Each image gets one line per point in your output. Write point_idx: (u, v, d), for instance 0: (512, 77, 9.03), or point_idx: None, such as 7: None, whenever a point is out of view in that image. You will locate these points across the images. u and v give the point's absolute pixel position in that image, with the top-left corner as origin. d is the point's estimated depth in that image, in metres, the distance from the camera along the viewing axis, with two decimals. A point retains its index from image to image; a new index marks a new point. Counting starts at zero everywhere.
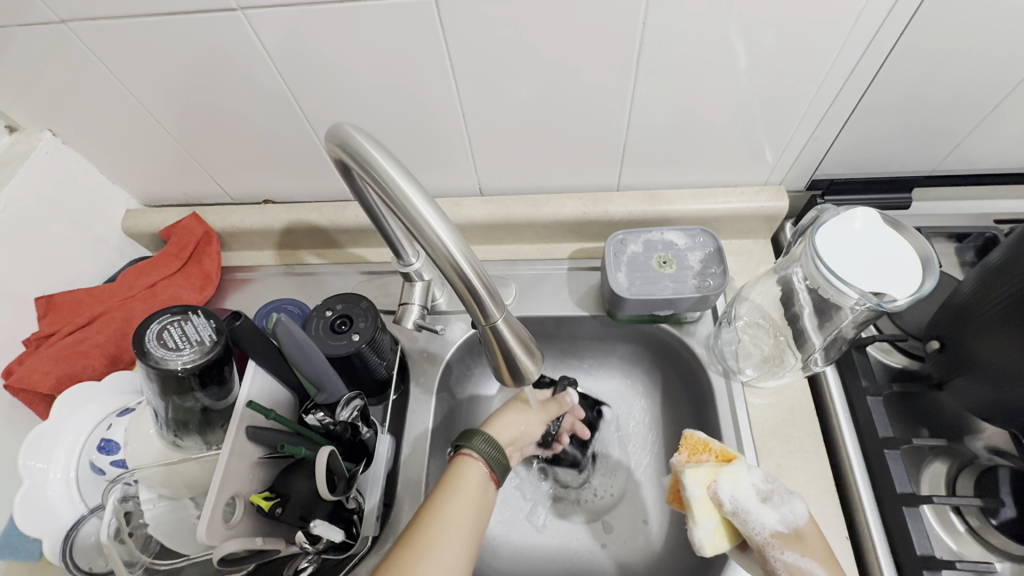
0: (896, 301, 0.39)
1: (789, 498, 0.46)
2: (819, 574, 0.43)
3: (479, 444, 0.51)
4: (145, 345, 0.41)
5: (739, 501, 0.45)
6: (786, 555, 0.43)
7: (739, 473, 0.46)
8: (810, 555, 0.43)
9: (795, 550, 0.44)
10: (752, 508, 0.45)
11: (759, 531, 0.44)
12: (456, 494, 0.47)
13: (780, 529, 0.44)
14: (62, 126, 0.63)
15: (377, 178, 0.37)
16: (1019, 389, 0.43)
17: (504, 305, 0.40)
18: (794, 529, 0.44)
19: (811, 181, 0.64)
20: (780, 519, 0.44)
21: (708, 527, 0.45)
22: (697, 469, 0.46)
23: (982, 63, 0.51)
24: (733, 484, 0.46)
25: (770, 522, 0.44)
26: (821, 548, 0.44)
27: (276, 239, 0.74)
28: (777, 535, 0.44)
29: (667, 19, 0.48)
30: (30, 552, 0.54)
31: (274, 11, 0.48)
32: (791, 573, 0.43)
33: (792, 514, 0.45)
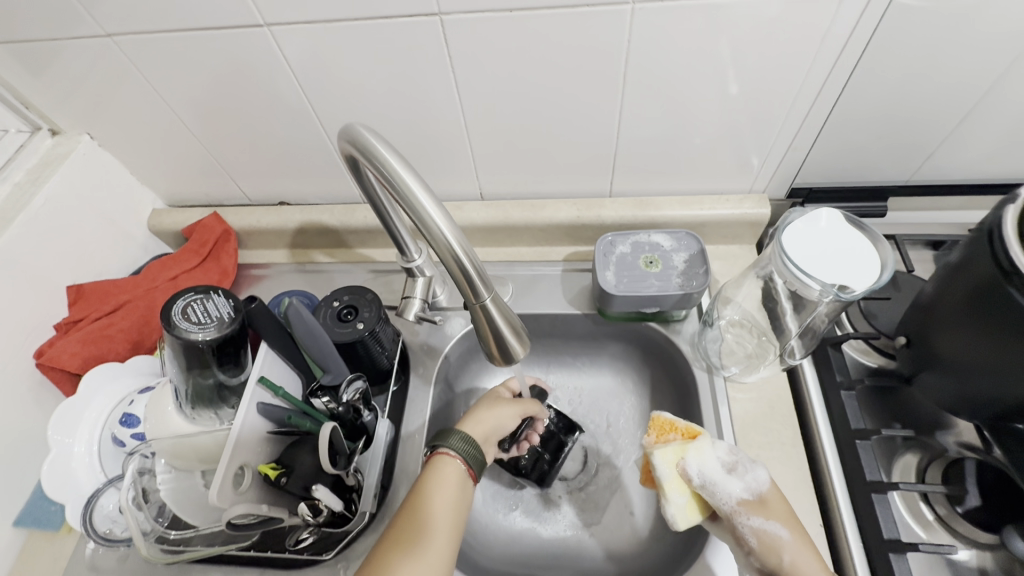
0: (852, 292, 0.43)
1: (751, 467, 0.49)
2: (783, 533, 0.46)
3: (455, 442, 0.52)
4: (171, 319, 0.46)
5: (706, 475, 0.48)
6: (752, 520, 0.46)
7: (704, 448, 0.49)
8: (774, 517, 0.47)
9: (760, 514, 0.47)
10: (718, 479, 0.48)
11: (725, 501, 0.47)
12: (436, 497, 0.48)
13: (746, 496, 0.47)
14: (99, 130, 0.69)
15: (384, 172, 0.41)
16: (981, 383, 0.46)
17: (493, 287, 0.43)
18: (758, 496, 0.48)
19: (791, 189, 0.69)
20: (745, 488, 0.48)
21: (679, 502, 0.48)
22: (664, 449, 0.49)
23: (941, 80, 0.55)
24: (700, 460, 0.49)
25: (735, 492, 0.48)
26: (783, 511, 0.48)
27: (289, 238, 0.79)
28: (743, 503, 0.47)
29: (651, 38, 0.52)
30: (53, 520, 0.59)
31: (296, 27, 0.54)
32: (759, 536, 0.46)
33: (756, 481, 0.48)
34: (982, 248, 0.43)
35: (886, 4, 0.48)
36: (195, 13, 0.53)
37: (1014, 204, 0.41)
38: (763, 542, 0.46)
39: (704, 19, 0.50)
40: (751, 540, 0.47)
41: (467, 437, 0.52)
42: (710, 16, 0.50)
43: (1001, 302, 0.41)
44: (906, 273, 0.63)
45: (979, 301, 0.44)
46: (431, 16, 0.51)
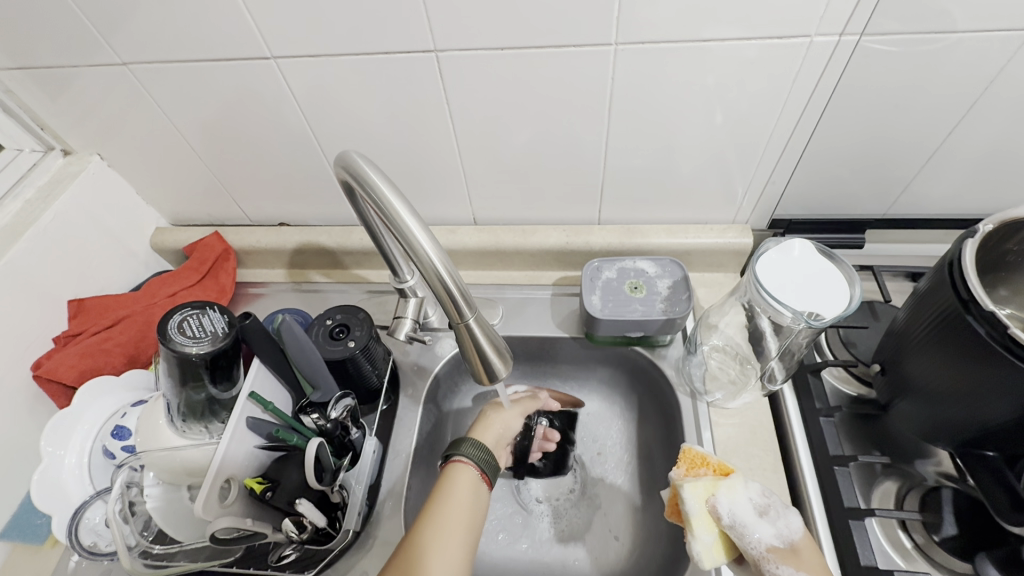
0: (821, 319, 0.46)
1: (784, 513, 0.46)
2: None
3: (469, 450, 0.56)
4: (167, 332, 0.47)
5: (736, 515, 0.46)
6: (781, 568, 0.43)
7: (736, 487, 0.48)
8: (806, 569, 0.43)
9: (791, 563, 0.43)
10: (748, 521, 0.45)
11: (754, 545, 0.45)
12: (448, 502, 0.50)
13: (776, 542, 0.45)
14: (109, 151, 0.72)
15: (375, 197, 0.43)
16: (952, 409, 0.47)
17: (477, 307, 0.45)
18: (789, 544, 0.45)
19: (772, 221, 0.72)
20: (775, 533, 0.45)
21: (706, 540, 0.46)
22: (695, 483, 0.47)
23: (905, 118, 0.59)
24: (730, 498, 0.47)
25: (765, 536, 0.45)
26: (818, 565, 0.44)
27: (288, 258, 0.81)
28: (772, 549, 0.44)
29: (635, 77, 0.55)
30: (38, 533, 0.59)
31: (301, 60, 0.57)
32: None
33: (788, 528, 0.45)
34: (942, 278, 0.46)
35: (852, 50, 0.52)
36: (207, 45, 0.57)
37: (973, 239, 0.45)
38: None
39: (684, 61, 0.54)
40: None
41: (477, 445, 0.56)
42: (689, 58, 0.53)
43: (960, 331, 0.44)
44: (883, 303, 0.65)
45: (943, 330, 0.46)
46: (428, 53, 0.55)
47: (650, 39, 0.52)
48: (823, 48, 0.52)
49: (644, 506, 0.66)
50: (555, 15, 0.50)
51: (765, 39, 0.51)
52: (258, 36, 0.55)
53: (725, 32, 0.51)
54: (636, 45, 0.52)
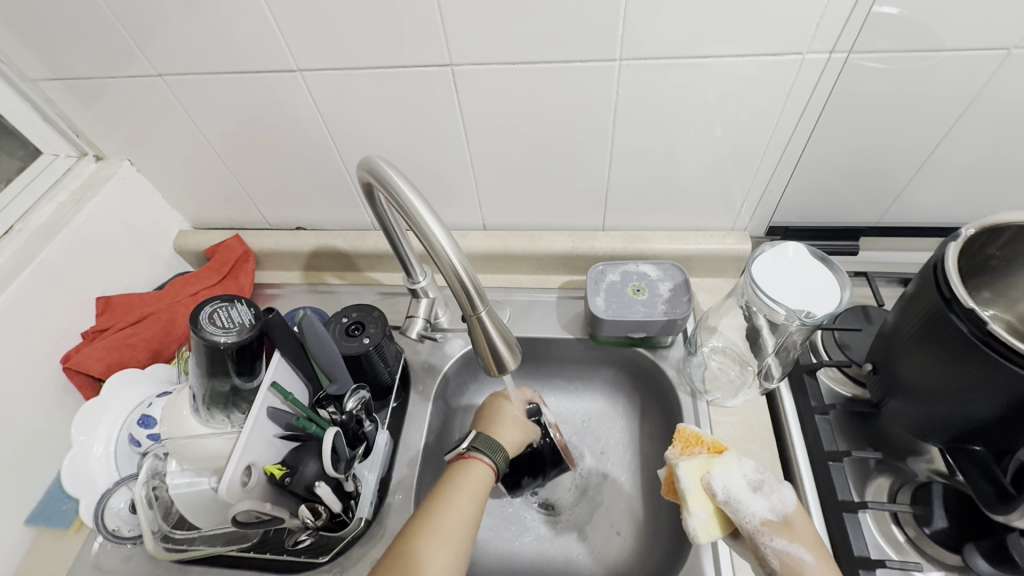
0: (814, 316, 0.48)
1: (777, 488, 0.49)
2: (807, 557, 0.46)
3: (499, 458, 0.58)
4: (198, 322, 0.50)
5: (731, 491, 0.48)
6: (775, 541, 0.47)
7: (730, 465, 0.50)
8: (799, 541, 0.47)
9: (784, 536, 0.47)
10: (743, 497, 0.48)
11: (749, 520, 0.47)
12: (458, 490, 0.53)
13: (770, 517, 0.48)
14: (139, 158, 0.76)
15: (396, 197, 0.46)
16: (940, 404, 0.50)
17: (488, 301, 0.48)
18: (783, 517, 0.48)
19: (770, 228, 0.75)
20: (770, 507, 0.48)
21: (702, 517, 0.48)
22: (690, 462, 0.50)
23: (895, 131, 0.62)
24: (725, 476, 0.49)
25: (760, 511, 0.48)
26: (809, 536, 0.48)
27: (304, 260, 0.85)
28: (766, 523, 0.47)
29: (637, 91, 0.59)
30: (63, 519, 0.62)
31: (325, 73, 0.61)
32: (780, 557, 0.46)
33: (781, 502, 0.49)
34: (928, 279, 0.48)
35: (842, 67, 0.55)
36: (237, 58, 0.61)
37: (955, 242, 0.47)
38: (785, 565, 0.46)
39: (684, 76, 0.57)
40: (772, 561, 0.47)
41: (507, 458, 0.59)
42: (689, 73, 0.57)
43: (944, 328, 0.46)
44: (877, 307, 0.67)
45: (929, 328, 0.48)
46: (444, 67, 0.59)
47: (652, 55, 0.55)
48: (814, 64, 0.55)
49: (646, 503, 0.68)
50: (563, 33, 0.54)
51: (760, 56, 0.54)
52: (286, 51, 0.59)
53: (722, 49, 0.54)
54: (639, 60, 0.56)
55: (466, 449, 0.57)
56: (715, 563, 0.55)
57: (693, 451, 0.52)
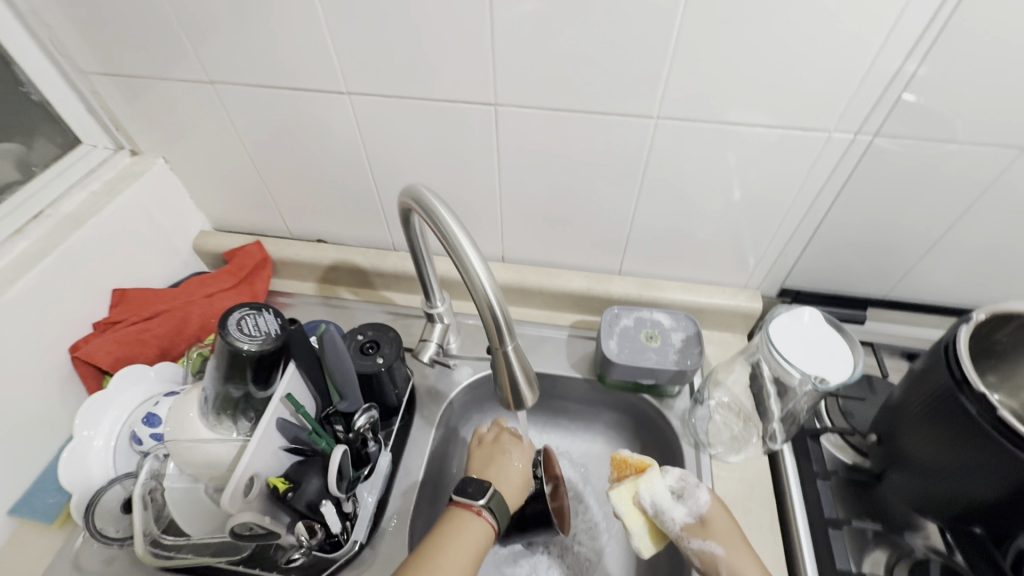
0: (827, 382, 0.50)
1: (695, 491, 0.54)
2: (720, 551, 0.51)
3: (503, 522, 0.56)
4: (226, 326, 0.51)
5: (656, 503, 0.53)
6: (693, 543, 0.51)
7: (654, 479, 0.54)
8: (713, 537, 0.51)
9: (700, 536, 0.52)
10: (667, 506, 0.53)
11: (672, 526, 0.52)
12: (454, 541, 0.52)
13: (688, 520, 0.52)
14: (174, 156, 0.77)
15: (438, 224, 0.46)
16: (942, 484, 0.51)
17: (515, 336, 0.48)
18: (699, 517, 0.53)
19: (781, 289, 0.77)
20: (687, 511, 0.53)
21: (640, 533, 0.53)
22: (619, 488, 0.54)
23: (907, 213, 0.65)
24: (650, 490, 0.53)
25: (680, 516, 0.52)
26: (725, 529, 0.52)
27: (320, 273, 0.86)
28: (686, 527, 0.52)
29: (669, 147, 0.62)
30: (49, 513, 0.60)
31: (372, 98, 0.64)
32: (699, 556, 0.51)
33: (697, 505, 0.53)
34: (938, 358, 0.50)
35: (865, 146, 0.58)
36: (291, 75, 0.63)
37: (966, 325, 0.49)
38: (704, 561, 0.51)
39: (718, 138, 0.60)
40: (694, 559, 0.52)
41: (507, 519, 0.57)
42: (724, 136, 0.59)
43: (952, 408, 0.48)
44: (881, 378, 0.69)
45: (936, 407, 0.50)
46: (488, 105, 0.61)
47: (688, 116, 0.58)
48: (839, 141, 0.58)
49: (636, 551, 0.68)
50: (606, 86, 0.57)
51: (791, 129, 0.57)
52: (339, 74, 0.62)
53: (754, 119, 0.57)
54: (676, 119, 0.59)
55: (482, 506, 0.55)
56: None
57: (625, 474, 0.56)
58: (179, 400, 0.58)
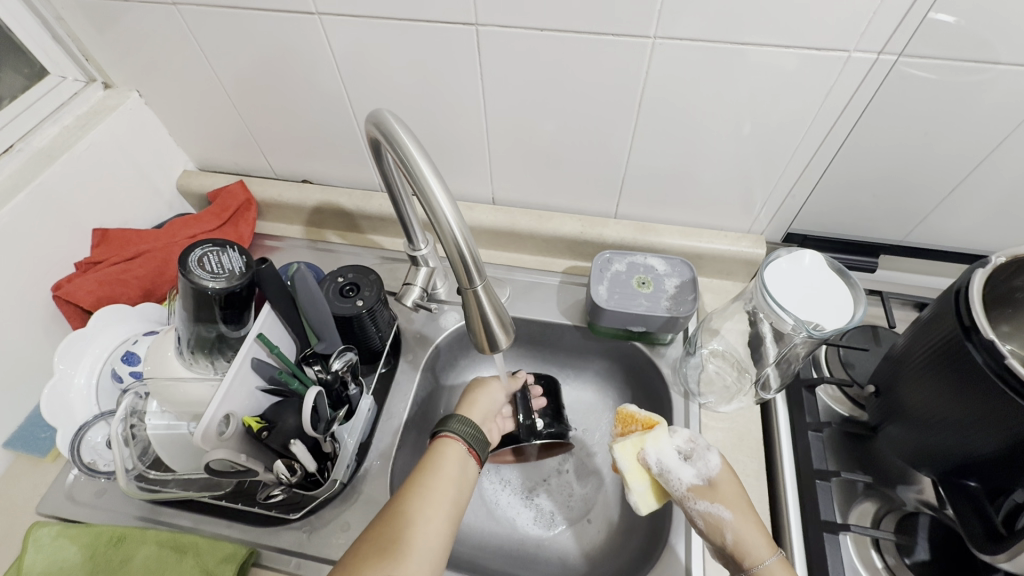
0: (823, 329, 0.47)
1: (705, 453, 0.51)
2: (726, 515, 0.48)
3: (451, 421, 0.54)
4: (187, 265, 0.49)
5: (663, 462, 0.50)
6: (699, 504, 0.49)
7: (662, 438, 0.52)
8: (721, 501, 0.49)
9: (707, 498, 0.49)
10: (673, 466, 0.50)
11: (677, 487, 0.50)
12: (438, 475, 0.50)
13: (696, 481, 0.50)
14: (147, 89, 0.74)
15: (400, 154, 0.43)
16: (940, 437, 0.48)
17: (485, 275, 0.45)
18: (708, 481, 0.50)
19: (787, 234, 0.72)
20: (696, 473, 0.50)
21: (640, 490, 0.51)
22: (624, 443, 0.52)
23: (930, 151, 0.59)
24: (657, 449, 0.51)
25: (687, 478, 0.50)
26: (733, 496, 0.49)
27: (306, 215, 0.83)
28: (693, 488, 0.49)
29: (668, 74, 0.56)
30: (41, 447, 0.63)
31: (344, 21, 0.58)
32: (704, 518, 0.49)
33: (707, 467, 0.50)
34: (948, 307, 0.46)
35: (889, 70, 0.52)
36: None
37: (983, 269, 0.45)
38: (708, 523, 0.49)
39: (724, 63, 0.54)
40: (698, 521, 0.49)
41: (465, 420, 0.54)
42: (727, 60, 0.54)
43: (958, 359, 0.44)
44: (887, 329, 0.65)
45: (942, 357, 0.46)
46: (468, 26, 0.56)
47: (689, 36, 0.52)
48: (860, 64, 0.52)
49: (620, 498, 0.68)
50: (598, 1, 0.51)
51: (805, 50, 0.51)
52: None
53: (764, 38, 0.51)
54: (675, 40, 0.53)
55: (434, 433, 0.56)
56: (687, 556, 0.54)
57: (631, 429, 0.54)
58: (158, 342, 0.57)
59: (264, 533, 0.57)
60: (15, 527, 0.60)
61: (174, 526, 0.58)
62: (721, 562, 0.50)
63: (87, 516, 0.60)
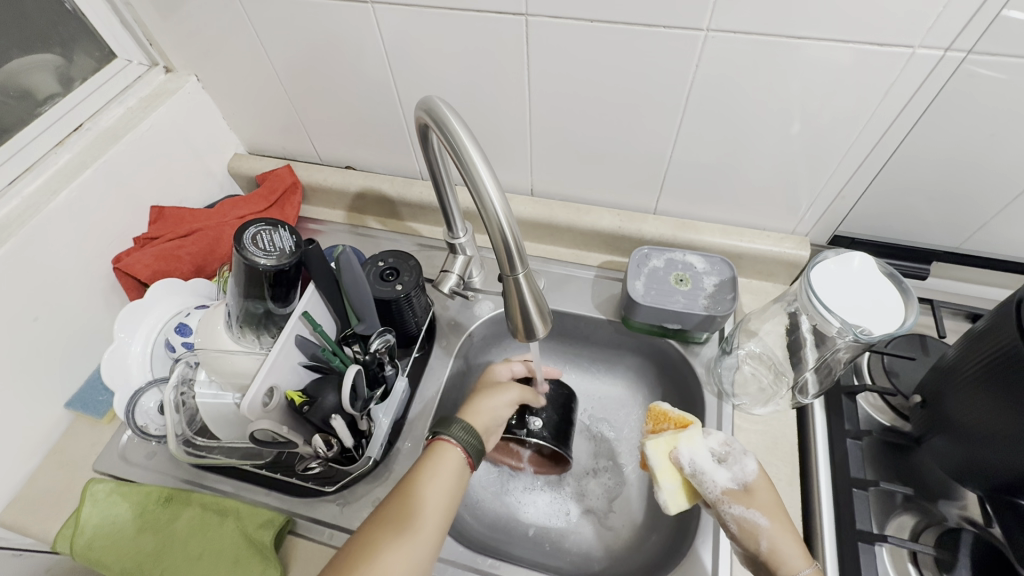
0: (871, 334, 0.46)
1: (741, 458, 0.50)
2: (762, 521, 0.47)
3: (466, 433, 0.52)
4: (242, 241, 0.51)
5: (696, 463, 0.49)
6: (734, 508, 0.48)
7: (696, 438, 0.51)
8: (757, 507, 0.48)
9: (743, 503, 0.48)
10: (707, 468, 0.49)
11: (711, 489, 0.49)
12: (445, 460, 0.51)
13: (730, 485, 0.49)
14: (205, 73, 0.77)
15: (450, 140, 0.43)
16: (991, 452, 0.46)
17: (527, 263, 0.46)
18: (742, 485, 0.49)
19: (833, 236, 0.71)
20: (731, 477, 0.49)
21: (670, 489, 0.50)
22: (656, 440, 0.51)
23: (998, 151, 0.56)
24: (691, 448, 0.50)
25: (721, 480, 0.49)
26: (769, 502, 0.48)
27: (348, 201, 0.85)
28: (727, 492, 0.48)
29: (719, 68, 0.55)
30: (97, 408, 0.67)
31: (395, 9, 0.59)
32: (738, 523, 0.48)
33: (742, 472, 0.49)
34: (1008, 316, 0.44)
35: (955, 68, 0.50)
36: None
37: None
38: (742, 528, 0.47)
39: (779, 58, 0.53)
40: (732, 526, 0.48)
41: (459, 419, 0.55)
42: (781, 55, 0.52)
43: (1016, 372, 0.42)
44: (936, 339, 0.63)
45: (998, 369, 0.44)
46: (519, 16, 0.56)
47: (743, 30, 0.51)
48: (923, 61, 0.50)
49: (646, 495, 0.67)
50: None
51: (866, 46, 0.50)
52: None
53: (824, 32, 0.50)
54: (729, 34, 0.52)
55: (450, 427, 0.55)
56: (714, 558, 0.53)
57: (663, 427, 0.54)
58: (212, 316, 0.60)
59: (300, 504, 0.60)
60: (72, 482, 0.64)
61: (216, 490, 0.61)
62: (750, 568, 0.49)
63: (137, 476, 0.63)
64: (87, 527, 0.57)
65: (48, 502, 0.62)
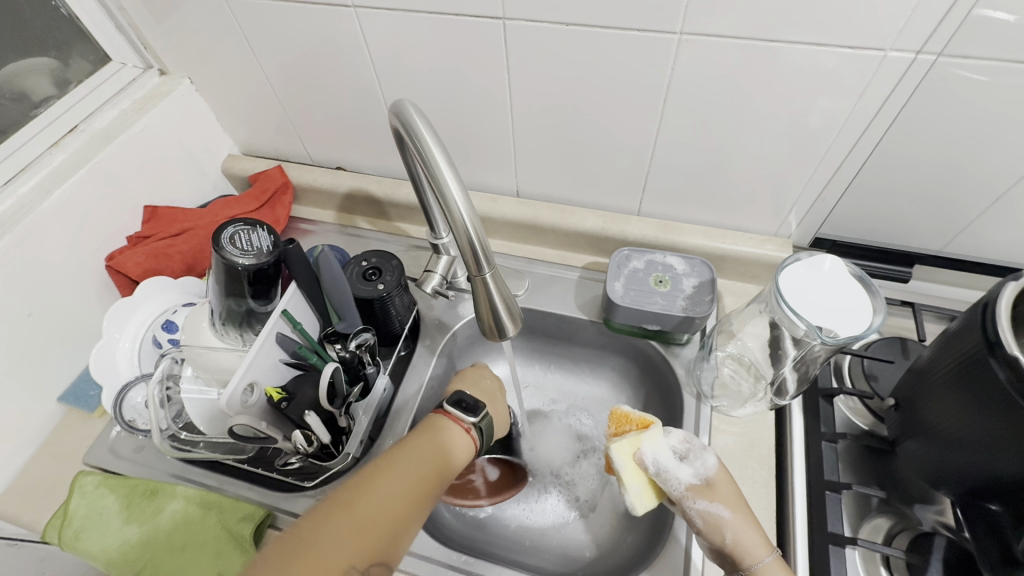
0: (836, 337, 0.46)
1: (701, 453, 0.51)
2: (724, 514, 0.48)
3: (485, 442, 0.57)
4: (220, 242, 0.52)
5: (660, 462, 0.50)
6: (698, 504, 0.48)
7: (658, 437, 0.51)
8: (719, 500, 0.49)
9: (705, 497, 0.49)
10: (670, 466, 0.50)
11: (675, 486, 0.49)
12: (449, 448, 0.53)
13: (694, 482, 0.49)
14: (198, 76, 0.78)
15: (416, 142, 0.44)
16: (960, 455, 0.46)
17: (494, 263, 0.47)
18: (704, 479, 0.50)
19: (816, 238, 0.70)
20: (693, 473, 0.50)
21: (636, 490, 0.49)
22: (619, 442, 0.50)
23: (977, 154, 0.56)
24: (654, 448, 0.50)
25: (685, 478, 0.49)
26: (730, 495, 0.49)
27: (338, 201, 0.87)
28: (691, 488, 0.49)
29: (695, 70, 0.55)
30: (89, 402, 0.69)
31: (377, 13, 0.60)
32: (703, 518, 0.48)
33: (703, 467, 0.50)
34: (975, 320, 0.44)
35: (929, 70, 0.50)
36: None
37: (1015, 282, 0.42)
38: (706, 523, 0.48)
39: (753, 61, 0.53)
40: (697, 521, 0.49)
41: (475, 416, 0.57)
42: (755, 58, 0.53)
43: (982, 376, 0.42)
44: (916, 342, 0.63)
45: (966, 372, 0.44)
46: (496, 20, 0.57)
47: (716, 33, 0.52)
48: (896, 64, 0.50)
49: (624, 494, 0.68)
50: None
51: (838, 48, 0.50)
52: None
53: (796, 35, 0.50)
54: (703, 37, 0.52)
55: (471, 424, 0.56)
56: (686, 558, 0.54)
57: (624, 429, 0.53)
58: (197, 313, 0.61)
59: (281, 497, 0.60)
60: (63, 473, 0.66)
61: (201, 484, 0.63)
62: (716, 562, 0.50)
63: (126, 469, 0.65)
64: (75, 518, 0.59)
65: (41, 493, 0.64)
